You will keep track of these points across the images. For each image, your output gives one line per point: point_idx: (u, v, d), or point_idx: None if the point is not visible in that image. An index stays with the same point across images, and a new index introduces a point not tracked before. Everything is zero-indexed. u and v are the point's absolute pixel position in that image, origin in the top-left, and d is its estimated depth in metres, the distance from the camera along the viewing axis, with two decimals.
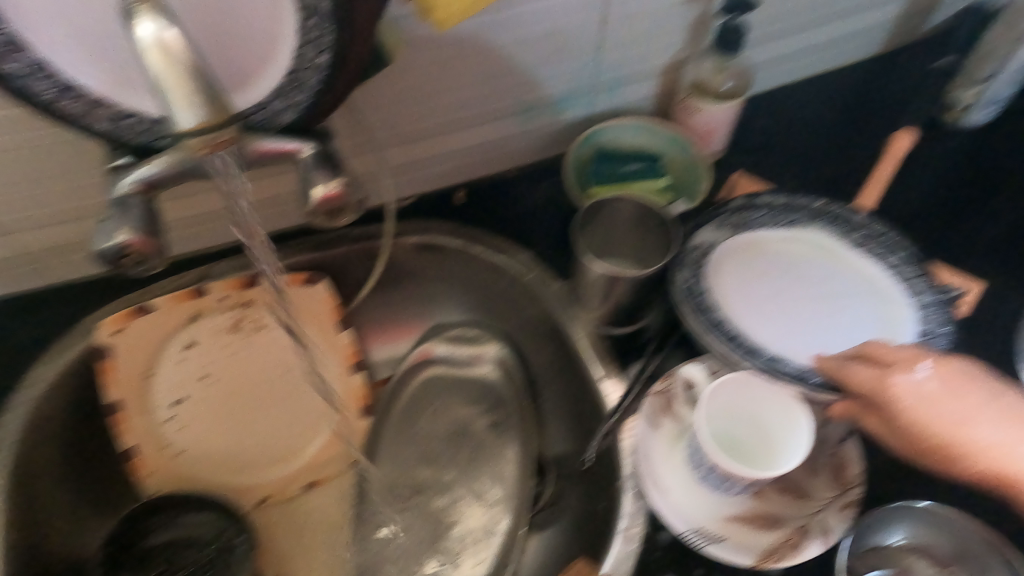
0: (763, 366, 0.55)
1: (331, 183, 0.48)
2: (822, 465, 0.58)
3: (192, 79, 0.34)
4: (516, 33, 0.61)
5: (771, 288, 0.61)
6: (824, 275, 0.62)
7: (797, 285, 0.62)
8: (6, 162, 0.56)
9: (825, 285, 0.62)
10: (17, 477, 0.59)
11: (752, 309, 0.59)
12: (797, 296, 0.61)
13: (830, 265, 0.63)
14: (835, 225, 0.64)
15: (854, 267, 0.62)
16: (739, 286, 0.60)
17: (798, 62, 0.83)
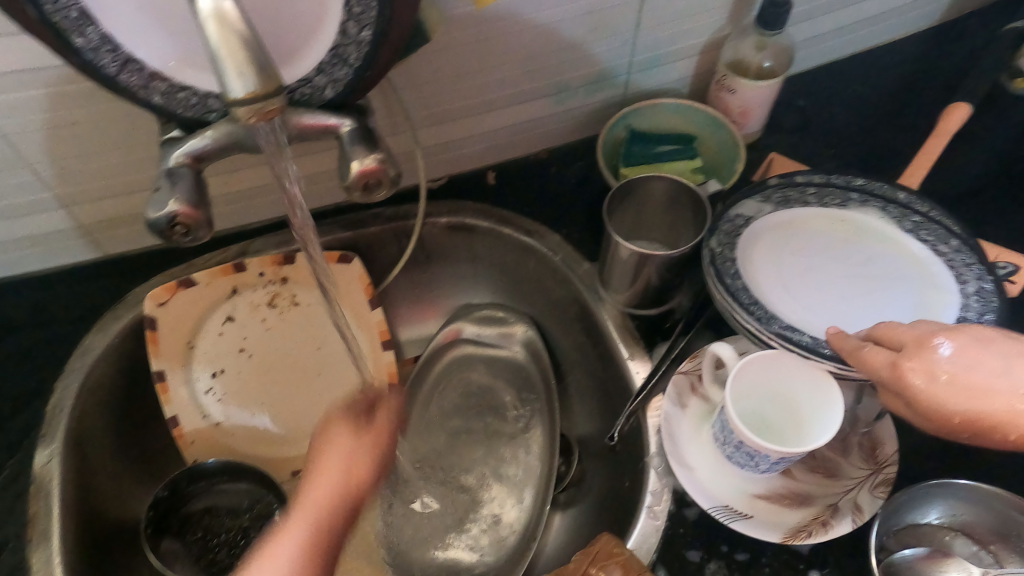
0: (775, 333, 0.53)
1: (367, 158, 0.49)
2: (854, 445, 0.58)
3: (247, 49, 0.35)
4: (554, 12, 0.61)
5: (806, 266, 0.59)
6: (863, 259, 0.60)
7: (833, 265, 0.60)
8: (64, 137, 0.59)
9: (863, 267, 0.59)
10: (71, 440, 0.62)
11: (784, 284, 0.58)
12: (832, 276, 0.59)
13: (870, 249, 0.60)
14: (882, 209, 0.62)
15: (896, 253, 0.60)
16: (773, 261, 0.59)
17: (837, 44, 0.82)
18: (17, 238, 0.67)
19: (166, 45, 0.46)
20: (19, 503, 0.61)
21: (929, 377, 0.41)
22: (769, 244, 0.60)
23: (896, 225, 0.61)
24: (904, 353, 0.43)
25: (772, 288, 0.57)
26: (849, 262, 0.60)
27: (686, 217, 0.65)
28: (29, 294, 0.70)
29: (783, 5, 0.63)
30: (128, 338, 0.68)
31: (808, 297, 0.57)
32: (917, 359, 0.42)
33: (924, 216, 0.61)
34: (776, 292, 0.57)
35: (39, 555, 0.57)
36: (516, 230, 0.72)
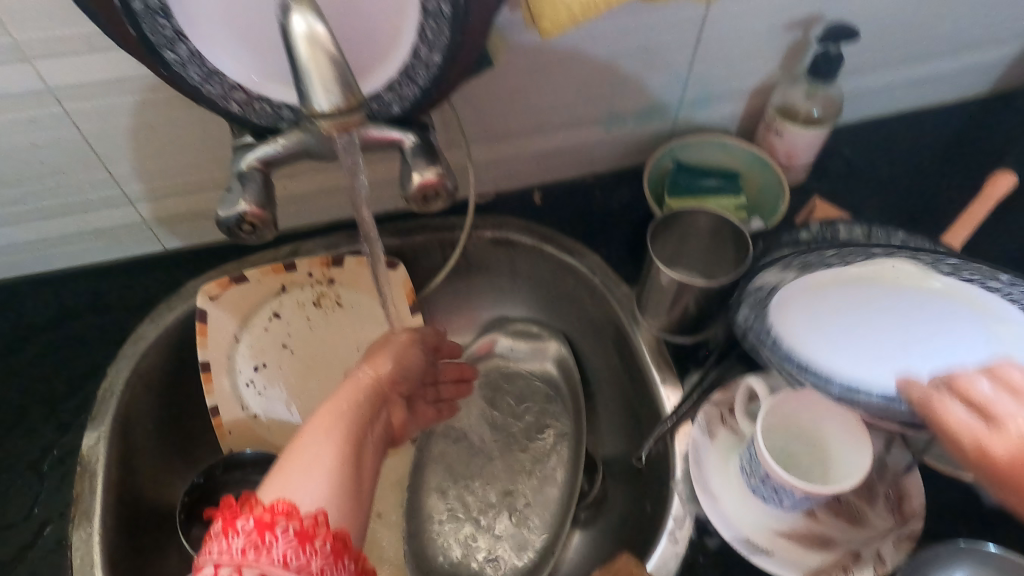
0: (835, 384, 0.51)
1: (427, 172, 0.51)
2: (880, 493, 0.58)
3: (333, 68, 0.37)
4: (612, 45, 0.63)
5: (850, 332, 0.51)
6: (932, 315, 0.50)
7: (897, 322, 0.50)
8: (140, 137, 0.62)
9: (937, 325, 0.49)
10: (119, 423, 0.65)
11: (825, 355, 0.51)
12: (894, 328, 0.50)
13: (935, 294, 0.50)
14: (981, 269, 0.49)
15: (963, 285, 0.50)
16: (806, 327, 0.52)
17: (894, 98, 0.82)
18: (85, 229, 0.70)
19: (248, 61, 0.49)
20: (64, 482, 0.64)
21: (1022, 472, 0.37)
22: (804, 309, 0.53)
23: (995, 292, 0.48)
24: (996, 432, 0.39)
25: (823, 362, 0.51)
26: (919, 313, 0.50)
27: (728, 251, 0.66)
28: (90, 283, 0.74)
29: (834, 58, 0.65)
30: (177, 329, 0.71)
31: (870, 364, 0.50)
32: (1006, 442, 0.38)
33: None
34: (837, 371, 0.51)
35: (80, 532, 0.59)
36: (558, 249, 0.73)
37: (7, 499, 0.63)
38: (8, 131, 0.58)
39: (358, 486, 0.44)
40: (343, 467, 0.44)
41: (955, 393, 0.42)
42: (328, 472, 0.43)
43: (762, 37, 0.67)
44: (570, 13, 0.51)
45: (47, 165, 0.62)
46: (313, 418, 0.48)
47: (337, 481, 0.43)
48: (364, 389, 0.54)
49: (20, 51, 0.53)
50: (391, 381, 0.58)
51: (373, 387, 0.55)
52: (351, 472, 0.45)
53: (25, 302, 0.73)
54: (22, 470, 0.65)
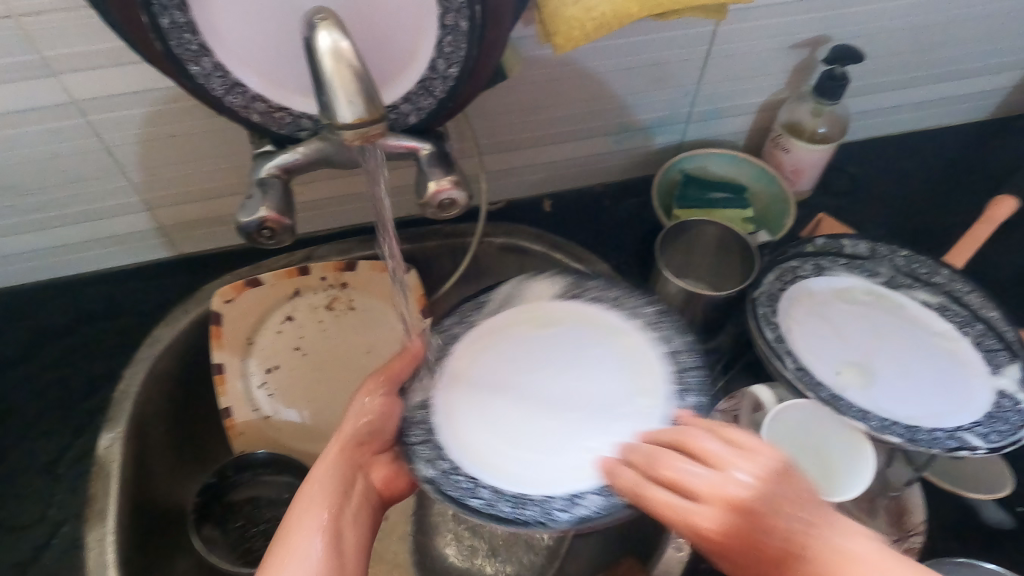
0: (825, 399, 0.54)
1: (443, 181, 0.53)
2: (882, 507, 0.59)
3: (357, 82, 0.38)
4: (621, 61, 0.65)
5: (491, 390, 0.54)
6: (496, 369, 0.56)
7: (579, 377, 0.55)
8: (161, 146, 0.64)
9: (532, 382, 0.55)
10: (135, 423, 0.66)
11: (472, 425, 0.52)
12: (515, 388, 0.55)
13: (510, 341, 0.57)
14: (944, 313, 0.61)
15: (568, 333, 0.57)
16: (462, 399, 0.54)
17: (902, 117, 0.84)
18: (102, 236, 0.72)
19: (270, 73, 0.51)
20: (80, 484, 0.66)
21: (736, 541, 0.38)
22: (460, 378, 0.55)
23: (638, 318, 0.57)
24: (699, 508, 0.40)
25: (497, 459, 0.50)
26: (564, 372, 0.56)
27: (735, 264, 0.67)
28: (105, 288, 0.75)
29: (840, 79, 0.65)
30: (191, 334, 0.72)
31: (560, 452, 0.51)
32: (710, 515, 0.39)
33: (960, 299, 0.61)
34: (532, 475, 0.50)
35: (95, 533, 0.59)
36: (568, 257, 0.73)
37: (24, 500, 0.65)
38: (32, 141, 0.60)
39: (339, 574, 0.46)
40: (327, 556, 0.47)
41: (652, 474, 0.43)
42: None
43: (770, 55, 0.68)
44: (583, 29, 0.52)
45: (67, 174, 0.64)
46: (288, 513, 0.49)
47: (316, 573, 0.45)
48: (352, 444, 0.54)
49: (48, 66, 0.55)
50: (376, 432, 0.55)
51: (351, 449, 0.53)
52: (332, 565, 0.46)
53: (42, 306, 0.74)
54: (38, 471, 0.66)
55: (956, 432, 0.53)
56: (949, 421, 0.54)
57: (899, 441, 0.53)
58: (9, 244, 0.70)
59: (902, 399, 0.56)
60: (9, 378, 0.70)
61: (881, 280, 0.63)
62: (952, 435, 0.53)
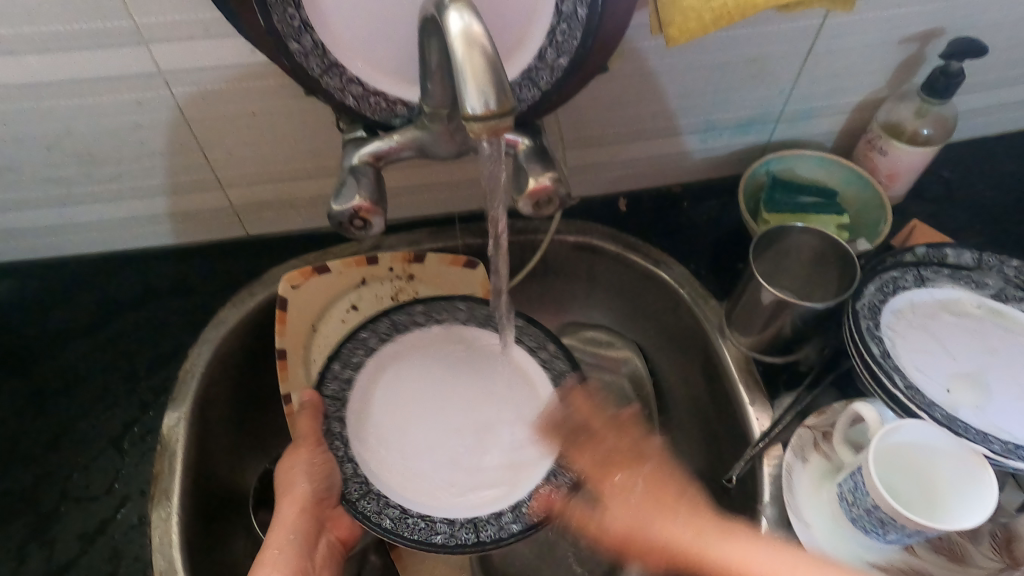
0: (941, 419, 0.51)
1: (541, 177, 0.50)
2: (985, 533, 0.54)
3: (489, 69, 0.36)
4: (720, 56, 0.62)
5: (417, 436, 0.61)
6: (402, 397, 0.62)
7: (478, 409, 0.63)
8: (242, 126, 0.62)
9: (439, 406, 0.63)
10: (200, 403, 0.65)
11: (406, 470, 0.59)
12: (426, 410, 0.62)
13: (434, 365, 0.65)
14: None
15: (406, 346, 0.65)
16: (389, 447, 0.59)
17: (1002, 123, 0.79)
18: (172, 211, 0.70)
19: (372, 54, 0.49)
20: (145, 459, 0.65)
21: None
22: (377, 430, 0.60)
23: (525, 346, 0.64)
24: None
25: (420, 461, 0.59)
26: (464, 398, 0.63)
27: (828, 274, 0.64)
28: (172, 264, 0.74)
29: (954, 76, 0.61)
30: (260, 316, 0.71)
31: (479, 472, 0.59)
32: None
33: None
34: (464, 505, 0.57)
35: (158, 512, 0.59)
36: (643, 259, 0.72)
37: (88, 473, 0.63)
38: (114, 111, 0.59)
39: None
40: None
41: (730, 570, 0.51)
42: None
43: (874, 53, 0.65)
44: (701, 20, 0.49)
45: (145, 147, 0.63)
46: None
47: None
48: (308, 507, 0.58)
49: (138, 34, 0.53)
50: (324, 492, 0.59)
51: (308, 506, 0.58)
52: None
53: (107, 279, 0.73)
54: (102, 446, 0.65)
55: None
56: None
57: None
58: (80, 214, 0.69)
59: None
60: (76, 351, 0.69)
61: (989, 291, 0.60)
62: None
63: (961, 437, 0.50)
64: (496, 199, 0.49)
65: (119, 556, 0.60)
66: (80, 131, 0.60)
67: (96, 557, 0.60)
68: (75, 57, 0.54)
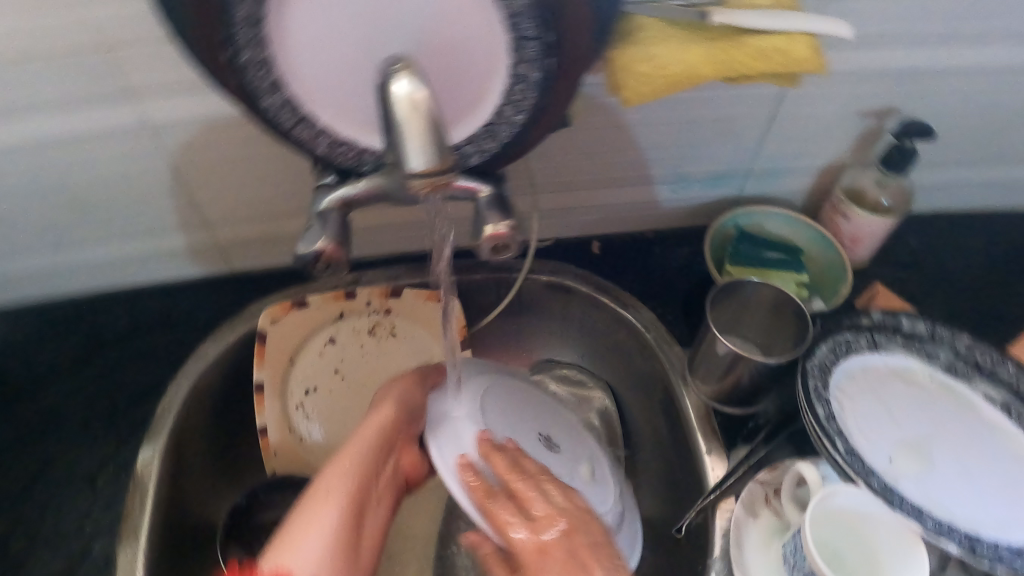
0: (879, 488, 0.52)
1: (499, 224, 0.53)
2: None
3: (433, 132, 0.39)
4: (683, 117, 0.65)
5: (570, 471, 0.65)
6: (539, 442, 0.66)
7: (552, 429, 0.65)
8: (228, 169, 0.66)
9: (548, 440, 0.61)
10: (176, 439, 0.67)
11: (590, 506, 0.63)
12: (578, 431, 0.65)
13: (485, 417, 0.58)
14: (1007, 412, 0.59)
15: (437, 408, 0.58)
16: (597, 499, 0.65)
17: (974, 193, 0.80)
18: (160, 251, 0.73)
19: (341, 110, 0.51)
20: (117, 496, 0.66)
21: None
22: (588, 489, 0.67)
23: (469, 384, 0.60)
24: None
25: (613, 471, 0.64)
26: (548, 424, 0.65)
27: (787, 326, 0.66)
28: (159, 300, 0.77)
29: (909, 153, 0.64)
30: (240, 352, 0.73)
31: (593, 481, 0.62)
32: None
33: None
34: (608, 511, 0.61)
35: (126, 551, 0.60)
36: (613, 302, 0.73)
37: (60, 506, 0.65)
38: (105, 157, 0.62)
39: (346, 557, 0.49)
40: (344, 547, 0.50)
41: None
42: (334, 520, 0.50)
43: (837, 120, 0.67)
44: (652, 85, 0.51)
45: (135, 190, 0.66)
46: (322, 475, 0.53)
47: (324, 556, 0.48)
48: (387, 430, 0.57)
49: (130, 89, 0.57)
50: (396, 428, 0.58)
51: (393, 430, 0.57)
52: (344, 543, 0.50)
53: (96, 314, 0.76)
54: (76, 479, 0.67)
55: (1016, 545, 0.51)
56: (1012, 533, 0.52)
57: (956, 550, 0.50)
58: (71, 254, 0.72)
59: (964, 500, 0.53)
60: (59, 383, 0.72)
61: (940, 364, 0.61)
62: (1017, 551, 0.50)
63: (898, 510, 0.51)
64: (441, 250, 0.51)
65: None
66: (73, 179, 0.64)
67: None
68: (68, 108, 0.58)
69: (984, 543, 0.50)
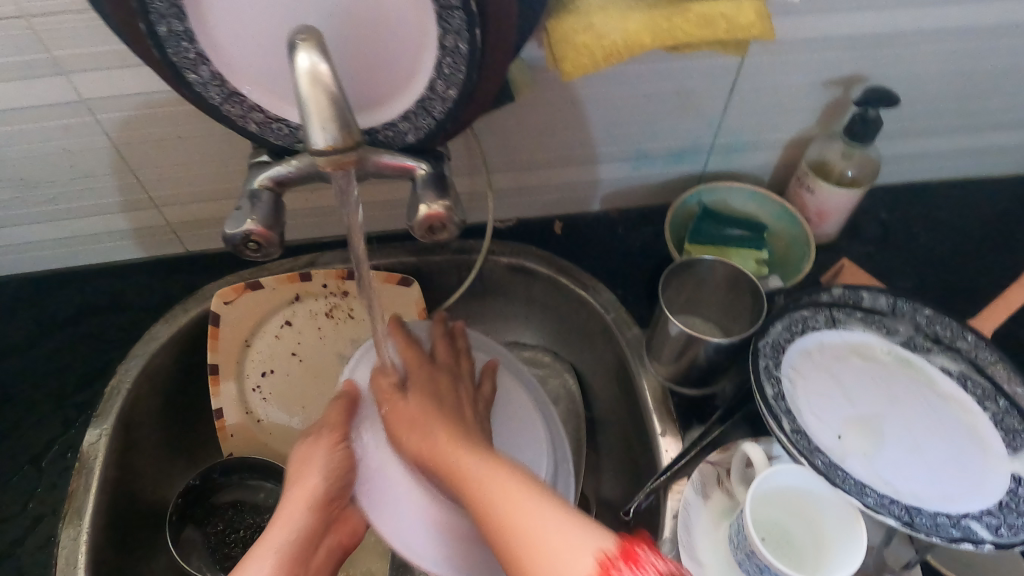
0: (822, 468, 0.50)
1: (434, 204, 0.50)
2: None
3: (331, 107, 0.37)
4: (638, 91, 0.62)
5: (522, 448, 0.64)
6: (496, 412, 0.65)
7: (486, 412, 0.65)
8: (170, 148, 0.64)
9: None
10: (124, 420, 0.66)
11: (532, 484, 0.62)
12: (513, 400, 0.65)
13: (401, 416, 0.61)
14: (963, 385, 0.56)
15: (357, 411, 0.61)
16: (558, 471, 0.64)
17: (948, 165, 0.77)
18: (110, 231, 0.72)
19: (266, 83, 0.48)
20: (62, 478, 0.66)
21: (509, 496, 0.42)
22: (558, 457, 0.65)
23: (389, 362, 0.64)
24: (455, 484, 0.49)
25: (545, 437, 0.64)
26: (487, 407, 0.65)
27: (745, 305, 0.63)
28: (113, 280, 0.76)
29: (873, 122, 0.61)
30: (192, 333, 0.72)
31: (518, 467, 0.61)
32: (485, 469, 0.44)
33: (983, 370, 0.56)
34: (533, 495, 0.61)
35: (68, 532, 0.60)
36: (573, 283, 0.71)
37: (8, 488, 0.65)
38: (41, 136, 0.61)
39: None
40: None
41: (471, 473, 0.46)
42: None
43: (800, 91, 0.65)
44: (592, 55, 0.49)
45: (77, 169, 0.65)
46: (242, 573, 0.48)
47: None
48: (315, 507, 0.52)
49: (57, 65, 0.55)
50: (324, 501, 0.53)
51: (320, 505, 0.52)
52: None
53: (49, 295, 0.75)
54: (25, 461, 0.67)
55: (961, 518, 0.49)
56: (953, 504, 0.50)
57: (894, 524, 0.48)
58: (20, 233, 0.71)
59: (907, 474, 0.52)
60: (10, 365, 0.71)
61: (899, 338, 0.59)
62: (953, 522, 0.49)
63: (839, 487, 0.49)
64: (359, 238, 0.50)
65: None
66: (11, 157, 0.62)
67: None
68: None
69: (920, 517, 0.49)
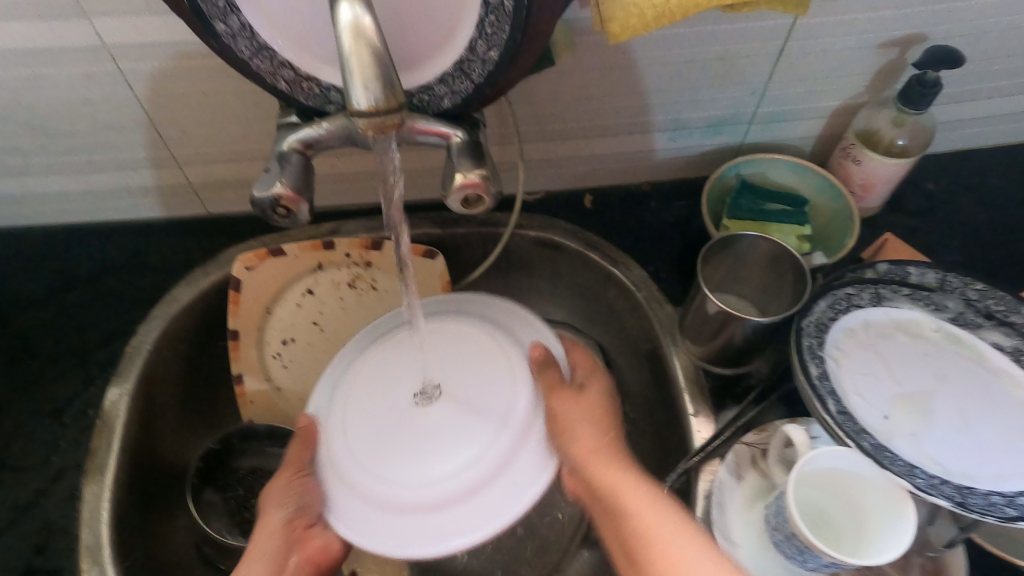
0: (869, 450, 0.48)
1: (471, 173, 0.47)
2: (915, 565, 0.52)
3: (375, 63, 0.35)
4: (683, 55, 0.59)
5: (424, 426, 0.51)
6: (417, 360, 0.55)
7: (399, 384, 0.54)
8: (194, 104, 0.62)
9: (427, 390, 0.53)
10: (146, 378, 0.65)
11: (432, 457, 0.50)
12: (485, 356, 0.55)
13: (355, 431, 0.53)
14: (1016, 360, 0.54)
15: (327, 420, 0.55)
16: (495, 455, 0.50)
17: (993, 131, 0.74)
18: (131, 187, 0.71)
19: (300, 37, 0.46)
20: (83, 436, 0.65)
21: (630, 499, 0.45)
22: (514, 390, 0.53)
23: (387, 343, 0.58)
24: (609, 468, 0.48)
25: (504, 362, 0.54)
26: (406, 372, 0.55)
27: (787, 283, 0.62)
28: (130, 239, 0.74)
29: (931, 85, 0.58)
30: (213, 297, 0.70)
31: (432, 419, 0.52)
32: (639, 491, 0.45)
33: None
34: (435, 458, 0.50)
35: (91, 487, 0.59)
36: (603, 258, 0.69)
37: (29, 443, 0.65)
38: (62, 82, 0.58)
39: None
40: None
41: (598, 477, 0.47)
42: None
43: (849, 56, 0.62)
44: (643, 18, 0.46)
45: (98, 120, 0.63)
46: None
47: None
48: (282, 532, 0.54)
49: (77, 6, 0.52)
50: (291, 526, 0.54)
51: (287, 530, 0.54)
52: None
53: (67, 251, 0.74)
54: (43, 416, 0.66)
55: (1014, 497, 0.48)
56: (1008, 484, 0.49)
57: (946, 505, 0.46)
58: (38, 184, 0.69)
59: (959, 454, 0.50)
60: (30, 319, 0.70)
61: (947, 315, 0.57)
62: (1010, 501, 0.48)
63: (889, 470, 0.48)
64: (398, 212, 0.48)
65: (50, 530, 0.61)
66: (30, 102, 0.60)
67: (24, 531, 0.61)
68: (18, 29, 0.54)
69: (974, 499, 0.47)
